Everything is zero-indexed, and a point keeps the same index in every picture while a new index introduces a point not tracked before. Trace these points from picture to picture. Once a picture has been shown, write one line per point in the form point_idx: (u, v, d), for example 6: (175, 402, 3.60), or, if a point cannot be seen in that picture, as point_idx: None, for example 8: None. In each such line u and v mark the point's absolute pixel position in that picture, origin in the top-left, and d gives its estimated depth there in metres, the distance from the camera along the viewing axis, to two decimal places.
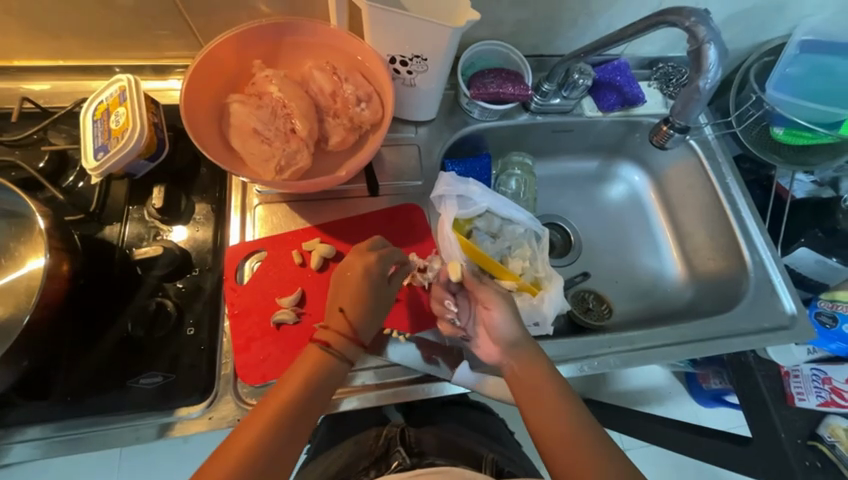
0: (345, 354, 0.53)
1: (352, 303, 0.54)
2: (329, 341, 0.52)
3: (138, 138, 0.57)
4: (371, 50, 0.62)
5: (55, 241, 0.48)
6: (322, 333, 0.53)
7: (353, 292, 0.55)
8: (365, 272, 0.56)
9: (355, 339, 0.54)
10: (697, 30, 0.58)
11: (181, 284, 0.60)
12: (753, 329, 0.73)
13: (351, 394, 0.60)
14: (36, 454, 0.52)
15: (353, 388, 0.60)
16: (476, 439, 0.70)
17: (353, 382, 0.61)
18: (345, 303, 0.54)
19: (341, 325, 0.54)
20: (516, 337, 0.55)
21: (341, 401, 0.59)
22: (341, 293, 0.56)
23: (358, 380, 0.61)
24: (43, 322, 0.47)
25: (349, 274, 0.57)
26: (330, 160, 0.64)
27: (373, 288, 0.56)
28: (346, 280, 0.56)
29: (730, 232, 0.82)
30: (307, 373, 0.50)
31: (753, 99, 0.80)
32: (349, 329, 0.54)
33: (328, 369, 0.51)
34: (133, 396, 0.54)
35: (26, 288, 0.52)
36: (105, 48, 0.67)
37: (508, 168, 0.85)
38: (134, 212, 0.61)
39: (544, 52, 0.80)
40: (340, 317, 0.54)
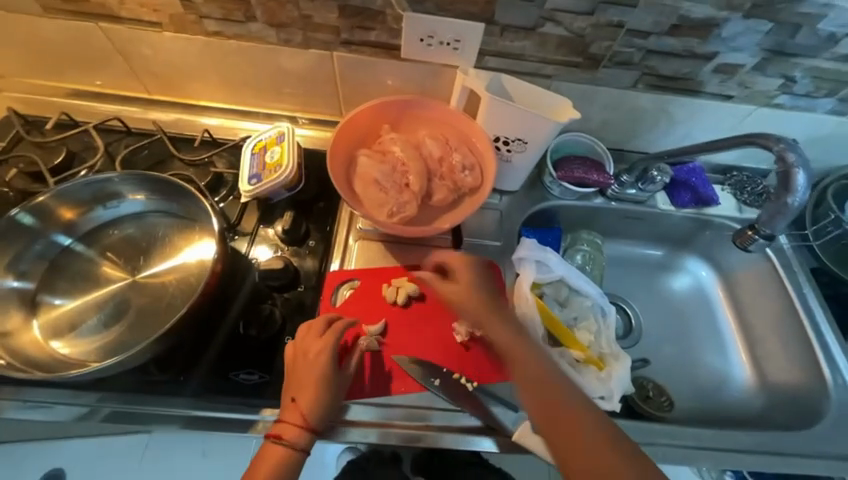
0: (303, 444, 0.55)
1: (302, 393, 0.57)
2: (284, 434, 0.55)
3: (287, 173, 0.71)
4: (481, 129, 0.74)
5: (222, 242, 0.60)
6: (276, 427, 0.56)
7: (302, 381, 0.57)
8: (316, 360, 0.59)
9: (312, 426, 0.56)
10: (786, 155, 0.62)
11: (287, 296, 0.69)
12: (834, 455, 0.69)
13: (359, 427, 0.62)
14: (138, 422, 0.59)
15: (355, 422, 0.62)
16: None
17: (348, 415, 0.63)
18: (296, 393, 0.57)
19: (296, 416, 0.56)
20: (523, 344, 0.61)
21: (347, 431, 0.62)
22: (298, 380, 0.58)
23: (350, 414, 0.63)
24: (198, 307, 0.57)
25: (301, 360, 0.59)
26: (430, 214, 0.74)
27: (325, 379, 0.58)
28: (303, 369, 0.59)
29: (807, 345, 0.80)
30: (273, 469, 0.54)
31: (831, 218, 0.84)
32: (302, 420, 0.56)
33: (291, 462, 0.55)
34: (231, 387, 0.61)
35: (183, 276, 0.63)
36: (268, 100, 0.85)
37: (577, 243, 0.91)
38: (262, 229, 0.73)
39: (624, 147, 0.89)
40: (293, 408, 0.57)
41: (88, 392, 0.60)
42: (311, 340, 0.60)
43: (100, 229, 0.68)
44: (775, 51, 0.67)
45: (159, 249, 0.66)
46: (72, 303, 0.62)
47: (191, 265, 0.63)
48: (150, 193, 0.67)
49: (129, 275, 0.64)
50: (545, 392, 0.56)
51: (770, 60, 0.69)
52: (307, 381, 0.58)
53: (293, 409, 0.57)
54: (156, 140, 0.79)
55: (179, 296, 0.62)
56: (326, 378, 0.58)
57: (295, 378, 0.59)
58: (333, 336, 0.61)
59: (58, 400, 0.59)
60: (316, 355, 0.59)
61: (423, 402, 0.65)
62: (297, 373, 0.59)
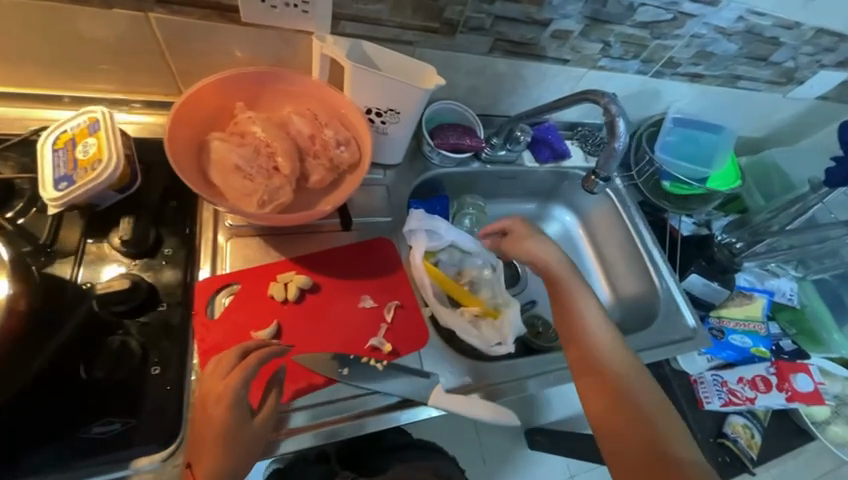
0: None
1: (205, 454, 0.48)
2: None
3: (112, 169, 0.56)
4: (350, 101, 0.69)
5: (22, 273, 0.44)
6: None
7: (206, 440, 0.49)
8: (220, 407, 0.50)
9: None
10: (611, 106, 0.73)
11: (144, 320, 0.56)
12: (666, 342, 0.89)
13: (294, 434, 0.58)
14: None
15: (292, 429, 0.59)
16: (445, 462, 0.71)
17: (289, 424, 0.59)
18: (196, 458, 0.49)
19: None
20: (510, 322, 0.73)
21: (280, 444, 0.57)
22: (197, 437, 0.49)
23: (293, 422, 0.59)
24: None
25: (206, 410, 0.50)
26: (309, 198, 0.68)
27: (231, 430, 0.50)
28: (208, 424, 0.49)
29: (642, 262, 1.00)
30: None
31: (646, 159, 1.03)
32: None
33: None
34: (81, 448, 0.49)
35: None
36: (70, 80, 0.66)
37: (463, 208, 0.97)
38: (93, 246, 0.58)
39: (491, 112, 0.95)
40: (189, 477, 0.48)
41: None
42: (217, 382, 0.51)
43: None
44: (593, 18, 0.78)
45: None
46: None
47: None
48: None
49: None
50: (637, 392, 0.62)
51: (591, 27, 0.79)
52: (207, 440, 0.49)
53: (190, 478, 0.48)
54: None
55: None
56: (237, 428, 0.50)
57: (194, 439, 0.50)
58: (240, 378, 0.52)
59: None
60: (223, 403, 0.50)
61: (334, 395, 0.61)
62: (197, 431, 0.50)
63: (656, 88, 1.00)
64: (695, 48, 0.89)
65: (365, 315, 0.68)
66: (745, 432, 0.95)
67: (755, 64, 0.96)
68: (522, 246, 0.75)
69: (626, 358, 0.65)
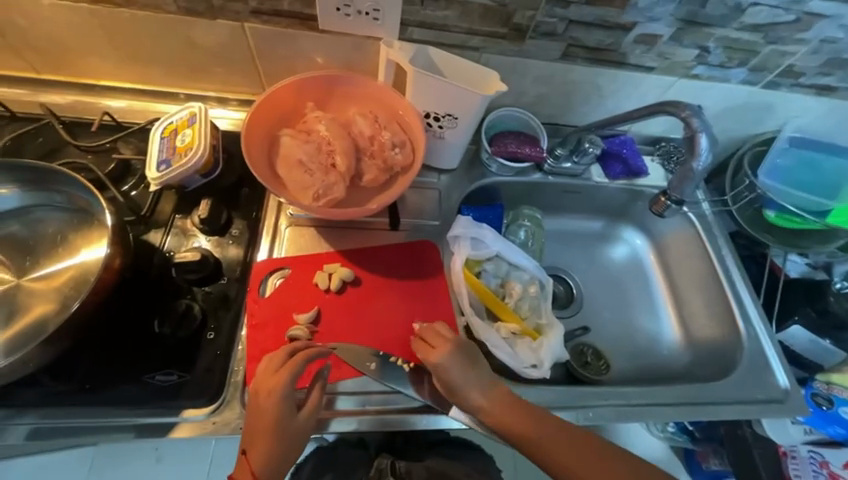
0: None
1: (257, 444, 0.54)
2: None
3: (199, 156, 0.65)
4: (410, 104, 0.71)
5: (116, 237, 0.55)
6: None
7: (258, 432, 0.54)
8: (268, 404, 0.55)
9: (267, 473, 0.54)
10: (692, 120, 0.65)
11: (208, 289, 0.64)
12: (747, 400, 0.75)
13: (343, 417, 0.61)
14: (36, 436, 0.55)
15: (342, 411, 0.62)
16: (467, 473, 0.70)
17: (339, 406, 0.62)
18: (249, 447, 0.54)
19: (247, 468, 0.54)
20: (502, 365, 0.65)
21: (331, 422, 0.61)
22: (251, 426, 0.55)
23: (339, 405, 0.62)
24: (90, 309, 0.53)
25: (256, 407, 0.55)
26: (361, 195, 0.71)
27: (278, 423, 0.54)
28: (258, 417, 0.55)
29: (725, 303, 0.86)
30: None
31: (746, 183, 0.89)
32: (254, 474, 0.54)
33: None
34: (145, 391, 0.57)
35: (78, 276, 0.57)
36: (181, 80, 0.79)
37: (519, 219, 0.92)
38: (179, 220, 0.68)
39: (559, 121, 0.90)
40: (244, 461, 0.55)
41: None
42: (267, 381, 0.56)
43: None
44: (688, 21, 0.69)
45: (49, 249, 0.59)
46: None
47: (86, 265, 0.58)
48: (24, 185, 0.60)
49: (15, 277, 0.57)
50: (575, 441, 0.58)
51: (685, 31, 0.71)
52: (258, 432, 0.54)
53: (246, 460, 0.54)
54: (46, 125, 0.72)
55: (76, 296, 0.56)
56: (282, 426, 0.54)
57: (246, 430, 0.55)
58: (285, 379, 0.56)
59: None
60: (270, 402, 0.55)
61: (363, 387, 0.63)
62: (248, 424, 0.55)
63: (766, 101, 0.85)
64: (824, 55, 0.74)
65: (401, 314, 0.69)
66: None
67: None
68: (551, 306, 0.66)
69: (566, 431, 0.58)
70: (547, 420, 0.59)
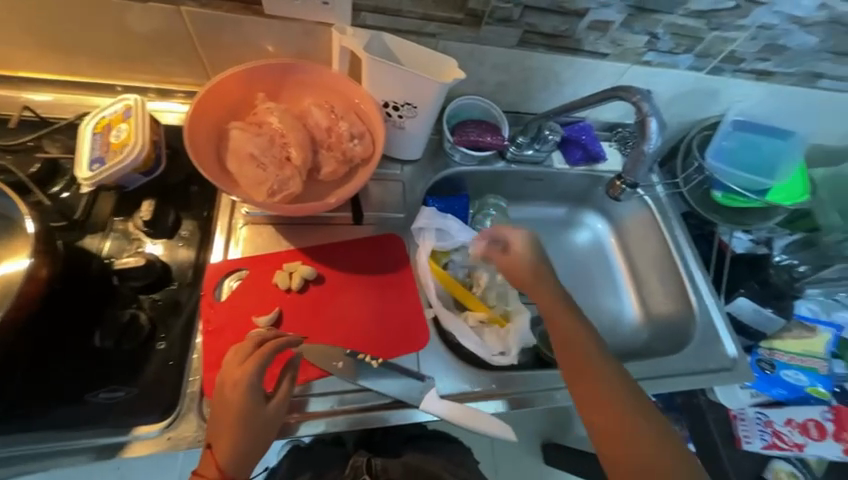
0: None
1: (221, 440, 0.51)
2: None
3: (137, 153, 0.60)
4: (367, 94, 0.69)
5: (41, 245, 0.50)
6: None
7: (223, 426, 0.51)
8: (235, 396, 0.52)
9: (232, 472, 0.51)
10: (642, 105, 0.66)
11: (157, 296, 0.60)
12: (701, 370, 0.80)
13: (312, 420, 0.59)
14: None
15: (312, 414, 0.60)
16: (441, 464, 0.70)
17: (309, 408, 0.60)
18: (214, 443, 0.51)
19: (211, 469, 0.51)
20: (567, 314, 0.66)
21: (300, 426, 0.59)
22: (215, 420, 0.52)
23: (310, 408, 0.60)
24: (13, 326, 0.47)
25: (222, 400, 0.52)
26: (320, 189, 0.68)
27: (244, 417, 0.52)
28: (225, 408, 0.52)
29: (680, 280, 0.90)
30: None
31: (695, 166, 0.93)
32: (218, 473, 0.51)
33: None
34: (88, 410, 0.53)
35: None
36: (114, 70, 0.72)
37: (484, 208, 0.93)
38: (119, 224, 0.63)
39: (520, 109, 0.90)
40: (208, 457, 0.51)
41: None
42: (235, 372, 0.53)
43: None
44: (637, 7, 0.71)
45: None
46: None
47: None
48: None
49: None
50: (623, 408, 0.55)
51: (634, 17, 0.72)
52: (224, 423, 0.51)
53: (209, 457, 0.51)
54: None
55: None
56: (250, 418, 0.52)
57: (211, 423, 0.52)
58: (254, 371, 0.53)
59: None
60: (240, 390, 0.52)
61: (331, 388, 0.61)
62: (213, 417, 0.52)
63: (712, 87, 0.89)
64: (762, 41, 0.78)
65: (367, 311, 0.67)
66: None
67: (840, 60, 0.82)
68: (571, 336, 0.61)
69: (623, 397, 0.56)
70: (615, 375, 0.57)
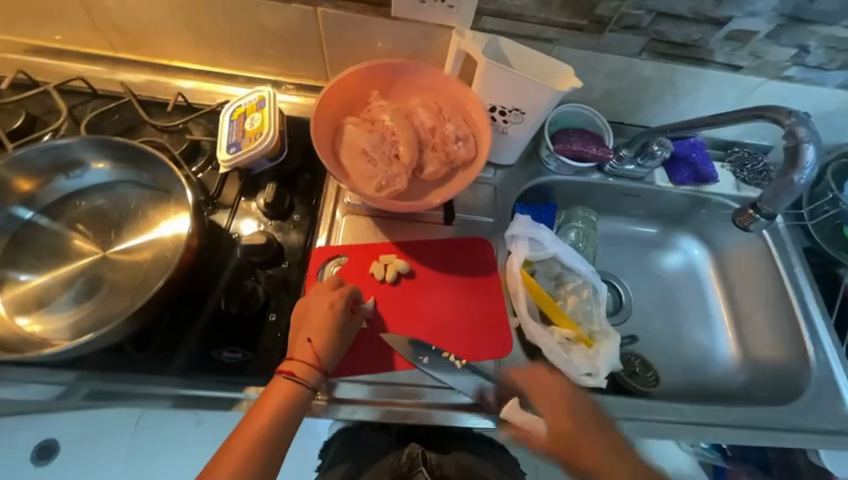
0: (312, 381, 0.57)
1: (320, 335, 0.58)
2: (294, 370, 0.56)
3: (268, 142, 0.66)
4: (477, 98, 0.69)
5: (200, 216, 0.58)
6: (287, 364, 0.57)
7: (316, 324, 0.58)
8: (325, 309, 0.60)
9: (323, 367, 0.58)
10: (797, 129, 0.60)
11: (270, 272, 0.66)
12: (812, 429, 0.71)
13: (352, 404, 0.62)
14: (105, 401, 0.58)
15: (346, 400, 0.62)
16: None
17: (349, 394, 0.62)
18: (313, 335, 0.58)
19: (308, 356, 0.57)
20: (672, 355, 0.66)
21: (353, 409, 0.62)
22: (311, 321, 0.59)
23: (340, 391, 0.62)
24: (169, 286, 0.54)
25: (315, 306, 0.60)
26: (421, 188, 0.70)
27: (339, 324, 0.60)
28: (315, 318, 0.59)
29: (794, 324, 0.80)
30: (282, 398, 0.55)
31: (830, 198, 0.83)
32: (314, 360, 0.58)
33: (298, 396, 0.56)
34: (213, 365, 0.60)
35: (158, 250, 0.60)
36: (247, 62, 0.80)
37: (571, 220, 0.89)
38: (244, 203, 0.70)
39: (625, 120, 0.86)
40: (306, 348, 0.58)
41: (57, 371, 0.58)
42: (325, 292, 0.61)
43: (67, 199, 0.65)
44: (791, 17, 0.63)
45: (132, 225, 0.62)
46: (39, 279, 0.59)
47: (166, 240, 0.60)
48: (115, 162, 0.64)
49: (101, 249, 0.61)
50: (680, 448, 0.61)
51: (784, 28, 0.65)
52: (319, 326, 0.58)
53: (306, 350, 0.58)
54: (125, 104, 0.75)
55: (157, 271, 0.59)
56: (342, 330, 0.60)
57: (303, 327, 0.59)
58: (344, 295, 0.62)
59: (35, 378, 0.57)
60: (336, 301, 0.61)
61: (413, 379, 0.64)
62: (306, 322, 0.59)
63: None
64: None
65: (452, 310, 0.69)
66: None
67: None
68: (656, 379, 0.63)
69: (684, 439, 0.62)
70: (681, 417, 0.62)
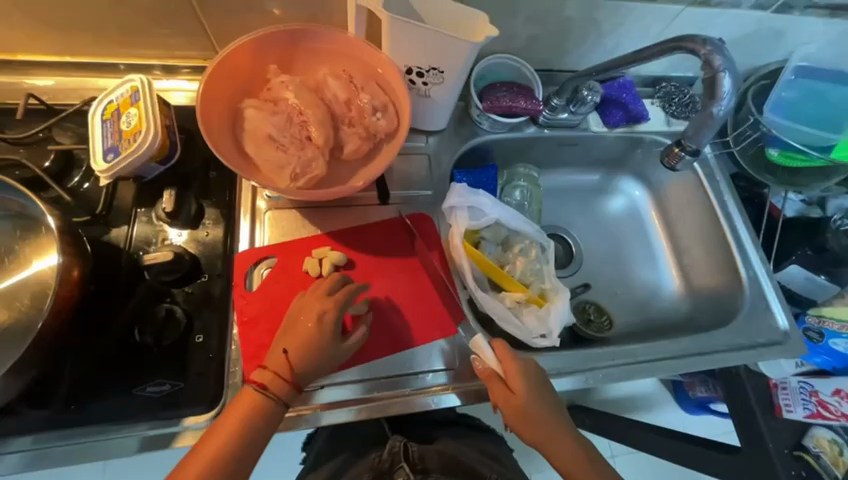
0: (284, 396, 0.53)
1: (298, 351, 0.53)
2: (266, 383, 0.53)
3: (151, 142, 0.56)
4: (388, 59, 0.62)
5: (70, 246, 0.49)
6: (259, 374, 0.53)
7: (298, 336, 0.54)
8: (312, 322, 0.54)
9: (295, 381, 0.54)
10: (713, 58, 0.59)
11: (189, 289, 0.59)
12: (748, 344, 0.76)
13: (331, 407, 0.59)
14: (20, 465, 0.52)
15: (322, 404, 0.59)
16: (478, 456, 0.70)
17: (321, 398, 0.60)
18: (291, 347, 0.54)
19: (282, 369, 0.53)
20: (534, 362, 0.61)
21: (322, 415, 0.59)
22: (288, 331, 0.55)
23: (321, 398, 0.59)
24: (51, 330, 0.47)
25: (302, 317, 0.56)
26: (344, 170, 0.64)
27: (321, 337, 0.54)
28: (292, 329, 0.55)
29: (727, 249, 0.84)
30: (247, 412, 0.51)
31: (750, 121, 0.84)
32: (288, 373, 0.53)
33: (263, 410, 0.51)
34: (137, 404, 0.54)
35: (32, 291, 0.51)
36: (114, 47, 0.67)
37: (513, 180, 0.86)
38: (143, 214, 0.61)
39: (553, 67, 0.82)
40: (282, 359, 0.54)
41: None
42: (316, 300, 0.56)
43: None
44: None
45: None
46: None
47: (39, 278, 0.51)
48: None
49: None
50: (545, 430, 0.58)
51: None
52: (298, 336, 0.54)
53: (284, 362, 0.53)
54: None
55: (34, 318, 0.50)
56: (332, 342, 0.55)
57: (282, 335, 0.55)
58: (336, 304, 0.56)
59: None
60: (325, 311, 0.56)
61: (381, 371, 0.62)
62: (285, 331, 0.55)
63: (776, 28, 0.78)
64: None
65: (427, 295, 0.66)
66: (830, 448, 0.82)
67: None
68: (518, 387, 0.58)
69: (552, 426, 0.58)
70: (545, 407, 0.58)
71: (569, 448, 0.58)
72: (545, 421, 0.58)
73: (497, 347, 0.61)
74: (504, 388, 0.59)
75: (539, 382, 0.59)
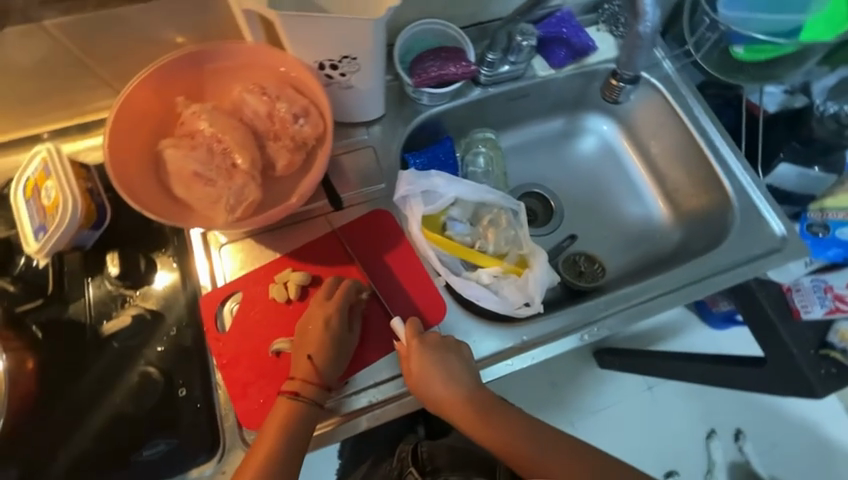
0: (315, 398, 0.55)
1: (320, 350, 0.56)
2: (297, 390, 0.54)
3: (74, 211, 0.54)
4: (296, 60, 0.58)
5: None
6: (289, 384, 0.55)
7: (314, 340, 0.56)
8: (321, 326, 0.57)
9: (323, 382, 0.56)
10: None
11: (161, 347, 0.58)
12: (745, 259, 0.72)
13: (347, 420, 0.58)
14: None
15: (348, 414, 0.59)
16: None
17: (345, 408, 0.59)
18: (314, 351, 0.56)
19: (307, 371, 0.55)
20: (442, 342, 0.57)
21: (335, 431, 0.58)
22: (302, 341, 0.57)
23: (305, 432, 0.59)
24: None
25: (311, 322, 0.58)
26: (283, 187, 0.61)
27: (333, 336, 0.57)
28: (307, 332, 0.57)
29: (707, 166, 0.79)
30: (281, 421, 0.53)
31: (707, 23, 0.77)
32: (313, 376, 0.55)
33: (300, 417, 0.54)
34: (138, 470, 0.54)
35: None
36: (23, 119, 0.64)
37: (473, 147, 0.82)
38: (95, 283, 0.59)
39: (483, 19, 0.77)
40: (307, 365, 0.55)
41: None
42: (319, 306, 0.58)
43: None
44: None
45: None
46: None
47: None
48: None
49: None
50: (453, 407, 0.56)
51: None
52: (315, 342, 0.56)
53: (311, 368, 0.55)
54: None
55: None
56: (342, 340, 0.57)
57: (300, 342, 0.57)
58: (337, 307, 0.58)
59: None
60: (326, 322, 0.57)
61: (377, 378, 0.60)
62: (302, 336, 0.57)
63: None
64: None
65: (409, 282, 0.65)
66: None
67: None
68: (416, 366, 0.56)
69: (462, 402, 0.56)
70: (449, 387, 0.56)
71: (486, 423, 0.56)
72: (450, 398, 0.56)
73: (407, 325, 0.58)
74: (407, 368, 0.57)
75: (445, 351, 0.56)
